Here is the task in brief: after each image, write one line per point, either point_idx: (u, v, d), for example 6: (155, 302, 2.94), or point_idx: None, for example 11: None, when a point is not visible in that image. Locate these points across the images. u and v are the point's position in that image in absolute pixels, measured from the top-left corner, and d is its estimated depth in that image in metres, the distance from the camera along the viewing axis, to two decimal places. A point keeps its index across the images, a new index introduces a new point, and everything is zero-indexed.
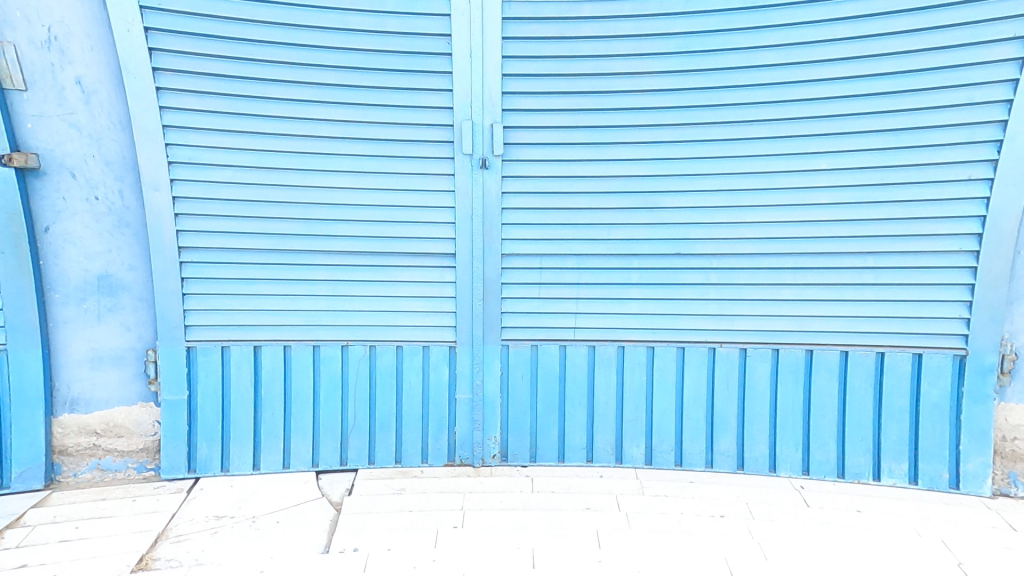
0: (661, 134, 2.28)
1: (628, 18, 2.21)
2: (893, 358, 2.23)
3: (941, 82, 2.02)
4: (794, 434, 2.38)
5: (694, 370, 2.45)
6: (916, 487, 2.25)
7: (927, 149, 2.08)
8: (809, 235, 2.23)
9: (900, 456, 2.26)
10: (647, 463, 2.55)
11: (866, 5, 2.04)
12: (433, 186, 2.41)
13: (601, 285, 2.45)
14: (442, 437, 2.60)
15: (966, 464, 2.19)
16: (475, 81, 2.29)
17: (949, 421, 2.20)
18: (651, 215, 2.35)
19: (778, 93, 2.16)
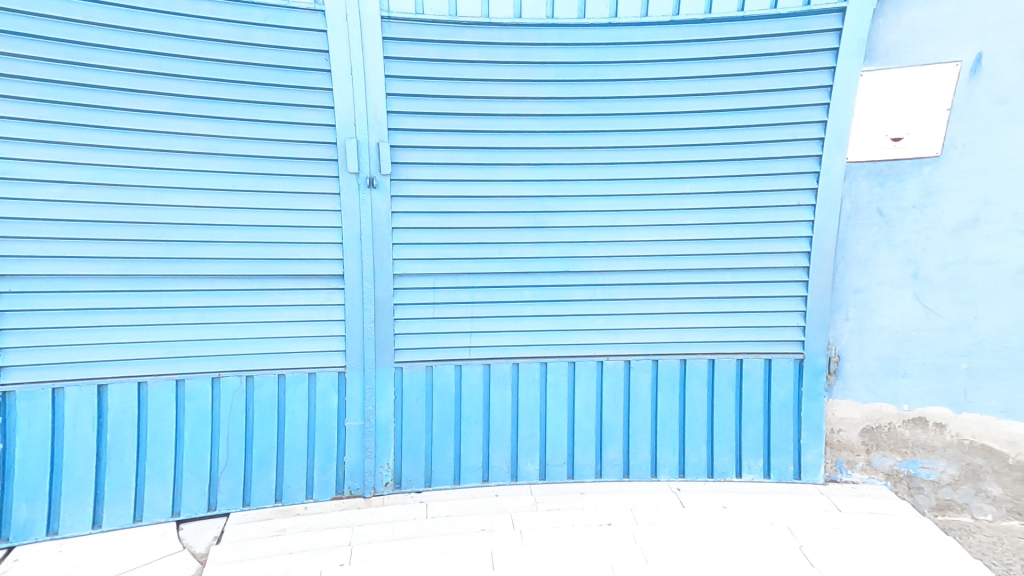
0: (545, 157, 2.37)
1: (507, 45, 2.25)
2: (750, 363, 2.50)
3: (770, 120, 2.27)
4: (672, 438, 2.56)
5: (583, 383, 2.56)
6: (769, 481, 2.51)
7: (769, 177, 2.34)
8: (679, 253, 2.43)
9: (757, 453, 2.52)
10: (541, 478, 2.61)
11: (713, 47, 2.22)
12: (316, 205, 2.32)
13: (496, 303, 2.49)
14: (330, 468, 2.46)
15: (807, 455, 2.48)
16: (358, 100, 2.25)
17: (793, 417, 2.49)
18: (540, 234, 2.43)
19: (646, 123, 2.32)
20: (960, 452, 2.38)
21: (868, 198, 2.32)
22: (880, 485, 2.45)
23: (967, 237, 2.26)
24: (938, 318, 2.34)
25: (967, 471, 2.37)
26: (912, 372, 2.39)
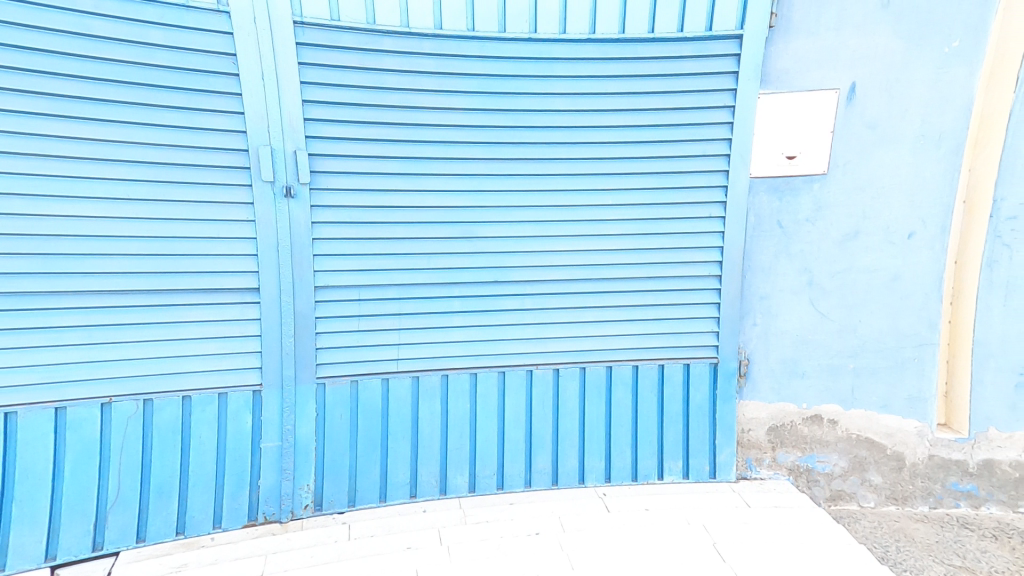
0: (471, 167, 2.36)
1: (428, 56, 2.23)
2: (670, 369, 2.60)
3: (683, 136, 2.39)
4: (599, 444, 2.61)
5: (513, 393, 2.55)
6: (688, 481, 2.62)
7: (683, 190, 2.46)
8: (603, 262, 2.49)
9: (676, 455, 2.63)
10: (470, 490, 2.57)
11: (628, 66, 2.32)
12: (225, 215, 2.18)
13: (424, 315, 2.44)
14: (242, 494, 2.31)
15: (721, 454, 2.61)
16: (271, 106, 2.14)
17: (708, 419, 2.62)
18: (468, 244, 2.41)
19: (568, 136, 2.38)
20: (848, 445, 2.57)
21: (769, 212, 2.50)
22: (783, 479, 2.62)
23: (851, 248, 2.47)
24: (829, 322, 2.54)
25: (854, 463, 2.57)
26: (810, 373, 2.58)
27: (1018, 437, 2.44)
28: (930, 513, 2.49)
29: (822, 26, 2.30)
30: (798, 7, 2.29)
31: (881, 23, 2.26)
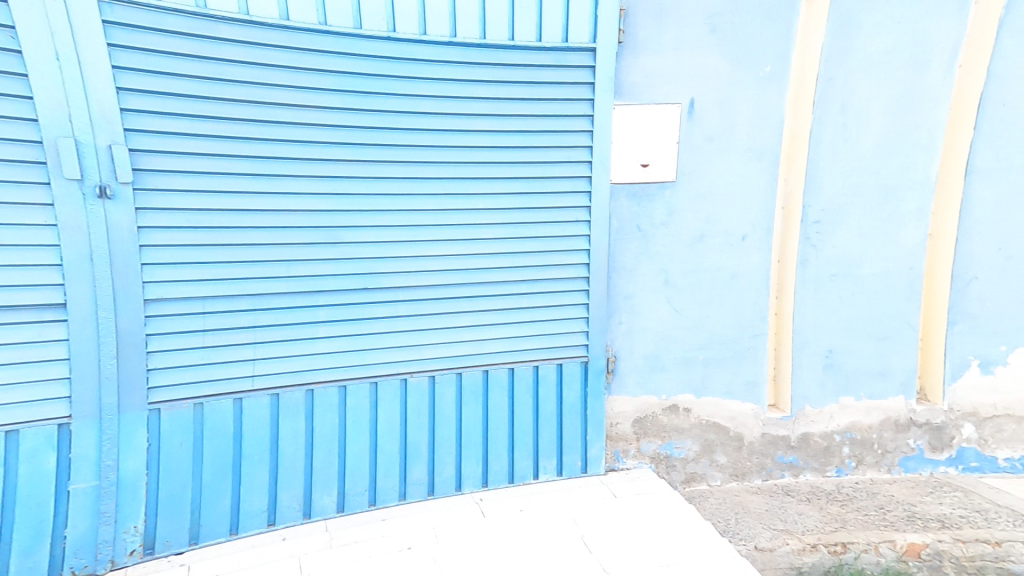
0: (333, 169, 2.21)
1: (278, 48, 2.06)
2: (544, 369, 2.65)
3: (548, 142, 2.47)
4: (475, 449, 2.58)
5: (387, 404, 2.42)
6: (562, 477, 2.69)
7: (551, 195, 2.53)
8: (477, 266, 2.48)
9: (550, 453, 2.68)
10: (338, 511, 2.40)
11: (491, 72, 2.35)
12: (18, 219, 1.81)
13: (283, 326, 2.23)
14: (41, 548, 1.93)
15: (592, 449, 2.72)
16: (75, 93, 1.83)
17: (580, 417, 2.71)
18: (334, 250, 2.26)
19: (436, 139, 2.33)
20: (700, 430, 2.79)
21: (629, 216, 2.66)
22: (646, 467, 2.79)
23: (699, 249, 2.72)
24: (682, 318, 2.76)
25: (705, 445, 2.79)
26: (668, 366, 2.78)
27: (827, 411, 2.74)
28: (763, 485, 2.75)
29: (663, 44, 2.50)
30: (642, 26, 2.47)
31: (710, 46, 2.51)
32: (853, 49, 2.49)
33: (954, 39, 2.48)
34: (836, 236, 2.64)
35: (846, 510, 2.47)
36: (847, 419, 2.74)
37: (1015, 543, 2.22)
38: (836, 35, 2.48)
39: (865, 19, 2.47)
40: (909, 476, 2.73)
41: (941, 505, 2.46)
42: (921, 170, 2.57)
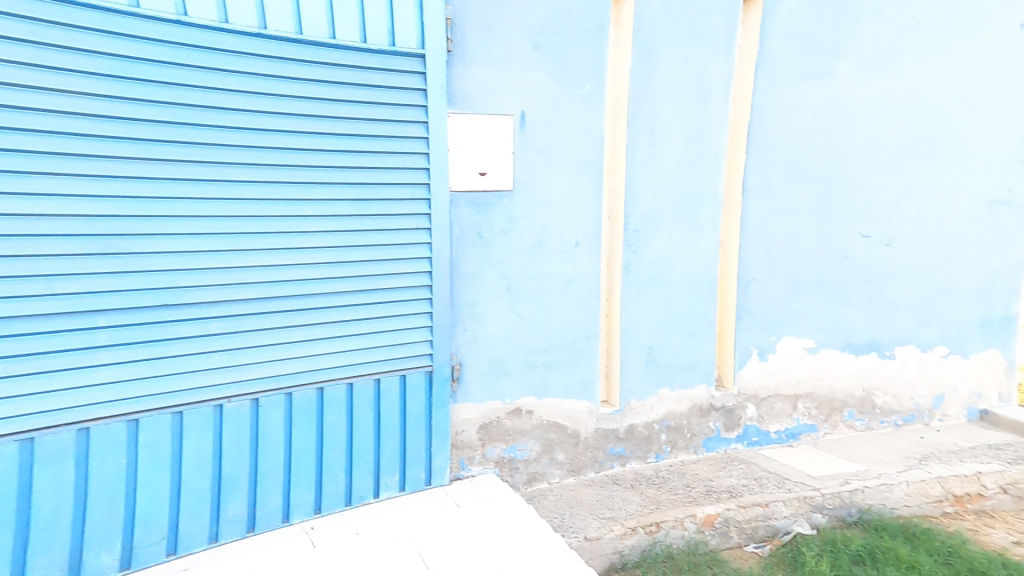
0: (114, 167, 1.89)
1: (17, 17, 1.71)
2: (386, 382, 2.51)
3: (381, 148, 2.38)
4: (307, 473, 2.36)
5: (195, 435, 2.11)
6: (404, 493, 2.59)
7: (388, 202, 2.43)
8: (306, 277, 2.28)
9: (393, 469, 2.56)
10: (124, 568, 2.03)
11: (310, 69, 2.20)
12: None
13: (45, 356, 1.83)
14: None
15: (436, 460, 2.66)
16: None
17: (425, 428, 2.62)
18: (118, 262, 1.92)
19: (248, 138, 2.11)
20: (541, 430, 2.89)
21: (470, 224, 2.68)
22: (491, 472, 2.81)
23: (537, 256, 2.83)
24: (524, 323, 2.85)
25: (545, 445, 2.90)
26: (512, 370, 2.84)
27: (649, 403, 3.01)
28: (596, 477, 2.93)
29: (492, 56, 2.57)
30: (470, 37, 2.52)
31: (534, 62, 2.64)
32: (656, 77, 2.79)
33: (727, 74, 2.91)
34: (652, 243, 2.93)
35: (661, 491, 2.73)
36: (664, 408, 3.04)
37: (777, 503, 2.64)
38: (641, 63, 2.76)
39: (661, 51, 2.78)
40: (710, 454, 3.10)
41: (730, 477, 2.83)
42: (710, 186, 2.97)
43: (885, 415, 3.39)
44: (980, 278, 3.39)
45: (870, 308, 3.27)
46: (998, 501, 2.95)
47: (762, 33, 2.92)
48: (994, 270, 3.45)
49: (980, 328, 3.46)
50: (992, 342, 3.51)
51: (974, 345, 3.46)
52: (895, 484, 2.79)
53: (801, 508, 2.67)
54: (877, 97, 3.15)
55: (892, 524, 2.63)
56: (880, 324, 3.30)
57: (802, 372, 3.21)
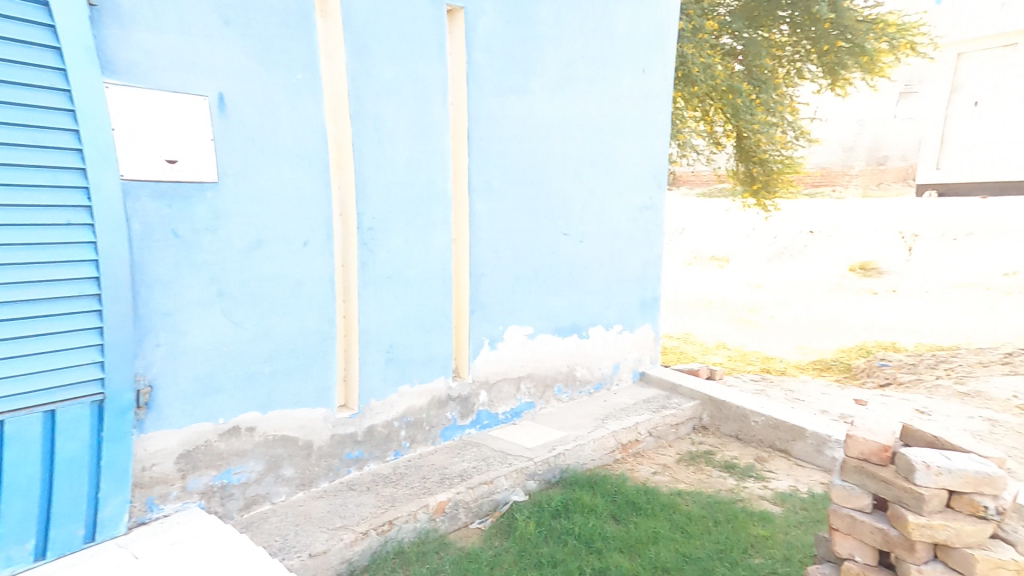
0: None
1: None
2: (19, 423, 1.84)
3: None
4: None
5: None
6: (45, 561, 1.95)
7: (12, 188, 1.79)
8: None
9: (25, 535, 1.91)
10: None
11: None
12: None
13: None
14: None
15: (104, 509, 2.08)
16: None
17: (87, 472, 2.03)
18: None
19: None
20: (265, 448, 2.60)
21: (159, 219, 2.24)
22: (192, 506, 2.40)
23: (255, 256, 2.51)
24: (243, 331, 2.51)
25: (270, 463, 2.61)
26: (225, 387, 2.47)
27: (389, 401, 2.99)
28: (330, 486, 2.78)
29: (164, 24, 2.18)
30: None
31: (225, 39, 2.33)
32: (374, 76, 2.78)
33: (442, 81, 3.07)
34: (388, 242, 2.92)
35: (397, 488, 2.75)
36: (405, 405, 3.06)
37: (499, 478, 2.90)
38: (355, 57, 2.70)
39: (376, 49, 2.77)
40: (450, 442, 3.27)
41: (462, 462, 3.02)
42: (441, 187, 3.11)
43: (583, 386, 4.04)
44: (639, 268, 4.31)
45: (572, 295, 3.86)
46: (645, 443, 3.74)
47: (467, 45, 3.16)
48: (648, 261, 4.41)
49: (641, 308, 4.40)
50: (648, 319, 4.48)
51: (637, 321, 4.38)
52: (586, 442, 3.33)
53: (518, 479, 2.99)
54: (560, 113, 3.65)
55: (581, 477, 3.12)
56: (580, 309, 3.93)
57: (523, 355, 3.61)
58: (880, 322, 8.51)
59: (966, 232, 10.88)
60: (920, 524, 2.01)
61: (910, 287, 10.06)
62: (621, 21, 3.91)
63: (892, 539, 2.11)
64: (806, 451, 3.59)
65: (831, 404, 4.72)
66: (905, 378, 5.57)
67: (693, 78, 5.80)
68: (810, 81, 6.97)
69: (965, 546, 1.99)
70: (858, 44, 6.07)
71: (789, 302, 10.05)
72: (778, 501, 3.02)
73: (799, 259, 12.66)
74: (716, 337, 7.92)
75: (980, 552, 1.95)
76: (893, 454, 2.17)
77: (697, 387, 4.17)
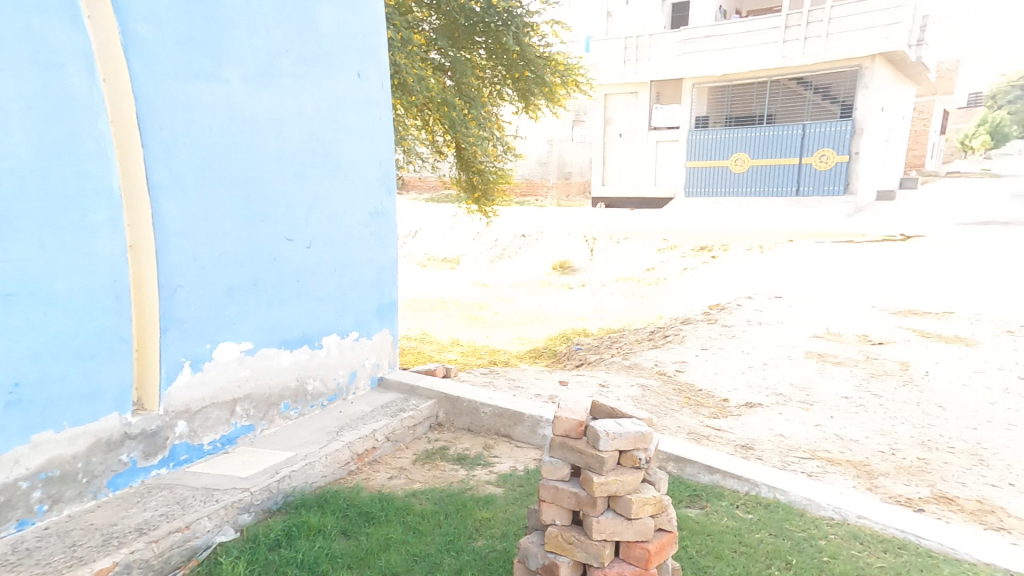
0: None
1: None
2: None
3: None
4: None
5: None
6: None
7: None
8: None
9: None
10: None
11: None
12: None
13: None
14: None
15: None
16: None
17: None
18: None
19: None
20: None
21: None
22: None
23: None
24: None
25: None
26: None
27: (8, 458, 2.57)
28: None
29: None
30: None
31: None
32: None
33: (86, 51, 2.79)
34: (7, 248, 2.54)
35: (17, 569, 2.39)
36: (41, 459, 2.69)
37: (199, 521, 2.80)
38: None
39: None
40: (117, 493, 2.97)
41: (139, 511, 2.83)
42: (100, 182, 2.85)
43: (315, 399, 4.19)
44: (374, 273, 4.64)
45: (300, 304, 3.99)
46: (383, 449, 4.04)
47: (122, 16, 2.90)
48: (383, 266, 4.76)
49: (379, 314, 4.76)
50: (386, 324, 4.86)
51: (375, 327, 4.72)
52: (316, 459, 3.48)
53: (226, 516, 2.93)
54: (270, 109, 3.70)
55: (309, 499, 3.23)
56: (309, 318, 4.07)
57: (240, 375, 3.62)
58: (563, 301, 10.76)
59: (620, 233, 13.99)
60: (599, 482, 2.53)
61: (593, 281, 12.39)
62: (327, 21, 4.06)
63: (584, 497, 2.59)
64: (523, 433, 4.23)
65: (540, 389, 5.65)
66: (592, 358, 6.97)
67: (410, 88, 5.80)
68: (509, 104, 7.66)
69: (628, 494, 2.57)
70: (541, 76, 6.87)
71: (506, 299, 11.32)
72: (500, 483, 3.56)
73: (512, 258, 15.05)
74: (450, 335, 8.78)
75: (636, 496, 2.54)
76: (584, 428, 2.70)
77: (433, 387, 4.65)
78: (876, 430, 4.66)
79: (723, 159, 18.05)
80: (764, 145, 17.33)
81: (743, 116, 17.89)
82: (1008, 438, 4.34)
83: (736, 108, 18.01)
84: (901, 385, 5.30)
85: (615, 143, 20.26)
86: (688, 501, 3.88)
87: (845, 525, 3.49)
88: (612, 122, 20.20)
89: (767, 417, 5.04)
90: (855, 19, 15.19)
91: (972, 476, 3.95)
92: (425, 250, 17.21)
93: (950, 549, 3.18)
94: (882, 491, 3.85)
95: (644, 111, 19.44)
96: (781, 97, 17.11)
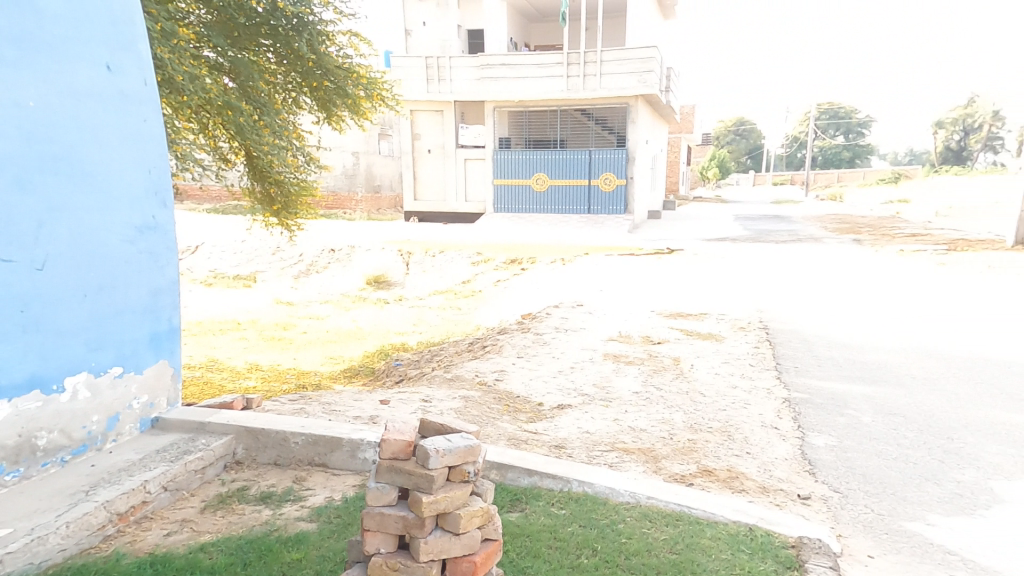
0: None
1: None
2: None
3: None
4: None
5: None
6: None
7: None
8: None
9: None
10: None
11: None
12: None
13: None
14: None
15: None
16: None
17: None
18: None
19: None
20: None
21: None
22: None
23: None
24: None
25: None
26: None
27: None
28: None
29: None
30: None
31: None
32: None
33: None
34: None
35: None
36: None
37: None
38: None
39: None
40: None
41: None
42: None
43: (49, 455, 3.48)
44: (146, 296, 4.10)
45: (30, 340, 3.35)
46: (157, 502, 3.60)
47: None
48: (158, 288, 4.23)
49: (152, 344, 4.18)
50: (162, 355, 4.30)
51: (147, 360, 4.15)
52: (49, 534, 2.95)
53: None
54: None
55: None
56: (44, 358, 3.42)
57: None
58: (378, 316, 10.36)
59: (438, 247, 14.03)
60: (429, 500, 2.93)
61: (412, 294, 12.18)
62: (53, 1, 3.47)
63: (417, 516, 2.94)
64: (341, 460, 4.16)
65: (359, 410, 5.26)
66: (412, 372, 6.73)
67: (179, 86, 4.89)
68: (307, 113, 6.99)
69: (456, 509, 3.00)
70: (340, 86, 6.40)
71: (317, 317, 10.37)
72: (313, 519, 3.50)
73: (323, 274, 14.00)
74: (246, 360, 7.63)
75: (464, 510, 3.00)
76: (412, 449, 3.12)
77: (228, 421, 4.31)
78: (658, 419, 5.45)
79: (525, 177, 19.78)
80: (559, 167, 19.51)
81: (540, 139, 20.18)
82: (745, 414, 5.46)
83: (534, 132, 20.16)
84: (675, 376, 6.33)
85: (425, 158, 21.07)
86: (509, 506, 4.05)
87: (637, 506, 3.97)
88: (421, 138, 20.91)
89: (575, 416, 5.50)
90: (619, 66, 17.91)
91: (725, 450, 4.87)
92: (212, 268, 15.21)
93: (711, 515, 3.83)
94: (664, 472, 4.51)
95: (450, 129, 20.47)
96: (570, 125, 19.91)
